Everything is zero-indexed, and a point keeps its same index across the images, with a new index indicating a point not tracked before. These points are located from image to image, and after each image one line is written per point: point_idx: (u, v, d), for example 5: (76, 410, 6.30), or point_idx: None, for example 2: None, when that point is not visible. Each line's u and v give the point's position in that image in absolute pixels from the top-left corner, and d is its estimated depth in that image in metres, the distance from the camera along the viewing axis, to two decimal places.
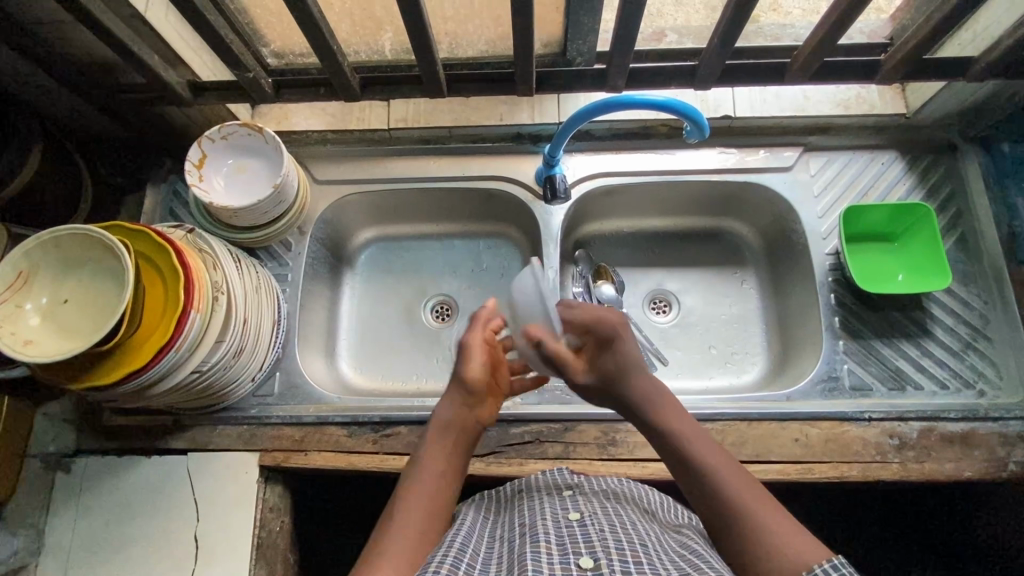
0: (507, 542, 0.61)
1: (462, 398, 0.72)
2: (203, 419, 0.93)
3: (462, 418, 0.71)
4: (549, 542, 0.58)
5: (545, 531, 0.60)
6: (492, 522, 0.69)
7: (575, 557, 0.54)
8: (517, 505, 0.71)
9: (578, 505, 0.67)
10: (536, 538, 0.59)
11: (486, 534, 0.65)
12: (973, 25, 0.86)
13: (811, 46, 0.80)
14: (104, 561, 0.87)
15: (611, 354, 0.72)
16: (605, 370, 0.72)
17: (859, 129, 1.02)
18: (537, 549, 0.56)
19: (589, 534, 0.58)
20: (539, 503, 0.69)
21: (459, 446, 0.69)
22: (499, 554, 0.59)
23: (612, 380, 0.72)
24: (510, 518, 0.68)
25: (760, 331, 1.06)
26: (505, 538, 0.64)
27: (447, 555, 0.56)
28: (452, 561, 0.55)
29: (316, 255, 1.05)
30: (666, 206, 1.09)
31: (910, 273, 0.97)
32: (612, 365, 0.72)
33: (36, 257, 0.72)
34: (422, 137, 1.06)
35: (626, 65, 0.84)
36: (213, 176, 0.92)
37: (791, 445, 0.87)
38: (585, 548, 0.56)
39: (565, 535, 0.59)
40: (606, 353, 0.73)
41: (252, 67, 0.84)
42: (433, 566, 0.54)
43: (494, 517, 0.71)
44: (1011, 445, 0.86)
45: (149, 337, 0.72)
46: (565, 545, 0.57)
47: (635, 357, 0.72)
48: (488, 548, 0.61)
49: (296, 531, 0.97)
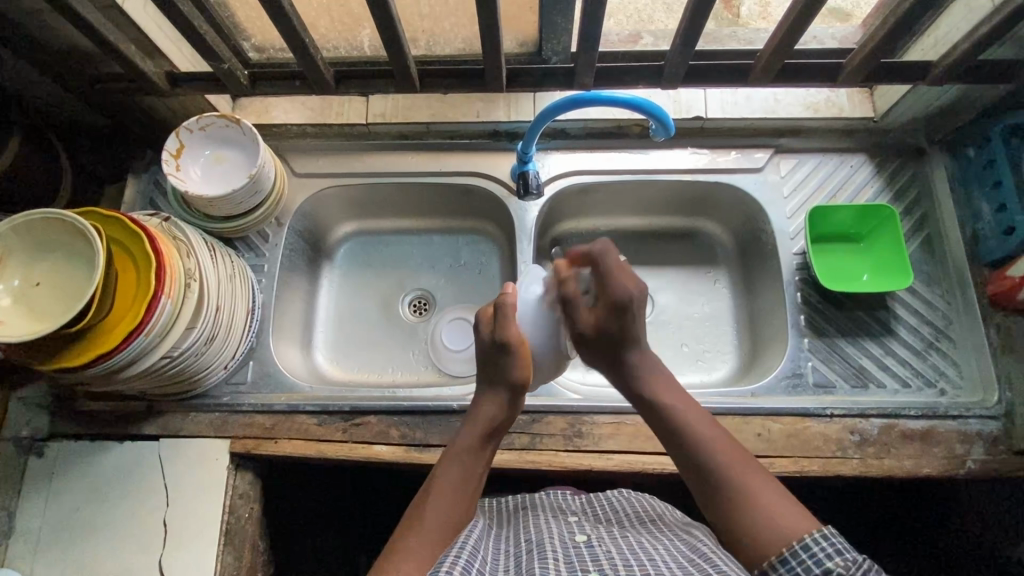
0: (513, 555, 0.63)
1: (501, 398, 0.75)
2: (176, 405, 0.95)
3: (497, 419, 0.74)
4: (557, 558, 0.60)
5: (553, 548, 0.62)
6: (494, 532, 0.71)
7: (584, 573, 0.56)
8: (520, 519, 0.74)
9: (584, 528, 0.69)
10: (546, 554, 0.61)
11: (492, 542, 0.67)
12: (933, 31, 0.88)
13: (772, 49, 0.82)
14: (74, 544, 0.88)
15: (623, 323, 0.73)
16: (608, 333, 0.73)
17: (829, 132, 1.04)
18: (546, 564, 0.58)
19: (597, 555, 0.61)
20: (545, 522, 0.71)
21: (488, 452, 0.73)
22: (506, 565, 0.61)
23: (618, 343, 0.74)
24: (514, 532, 0.70)
25: (731, 329, 1.07)
26: (510, 549, 0.66)
27: (459, 556, 0.58)
28: (463, 563, 0.57)
29: (294, 247, 1.06)
30: (641, 205, 1.10)
31: (874, 273, 0.99)
32: (625, 330, 0.73)
33: (11, 241, 0.74)
34: (401, 133, 1.08)
35: (594, 64, 0.86)
36: (190, 165, 0.94)
37: (753, 439, 0.88)
38: (593, 567, 0.58)
39: (572, 554, 0.61)
40: (621, 319, 0.73)
41: (228, 59, 0.86)
42: (444, 568, 0.56)
43: (497, 529, 0.73)
44: (969, 442, 0.87)
45: (119, 322, 0.73)
46: (573, 563, 0.59)
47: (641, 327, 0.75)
48: (494, 555, 0.64)
49: (268, 518, 0.98)
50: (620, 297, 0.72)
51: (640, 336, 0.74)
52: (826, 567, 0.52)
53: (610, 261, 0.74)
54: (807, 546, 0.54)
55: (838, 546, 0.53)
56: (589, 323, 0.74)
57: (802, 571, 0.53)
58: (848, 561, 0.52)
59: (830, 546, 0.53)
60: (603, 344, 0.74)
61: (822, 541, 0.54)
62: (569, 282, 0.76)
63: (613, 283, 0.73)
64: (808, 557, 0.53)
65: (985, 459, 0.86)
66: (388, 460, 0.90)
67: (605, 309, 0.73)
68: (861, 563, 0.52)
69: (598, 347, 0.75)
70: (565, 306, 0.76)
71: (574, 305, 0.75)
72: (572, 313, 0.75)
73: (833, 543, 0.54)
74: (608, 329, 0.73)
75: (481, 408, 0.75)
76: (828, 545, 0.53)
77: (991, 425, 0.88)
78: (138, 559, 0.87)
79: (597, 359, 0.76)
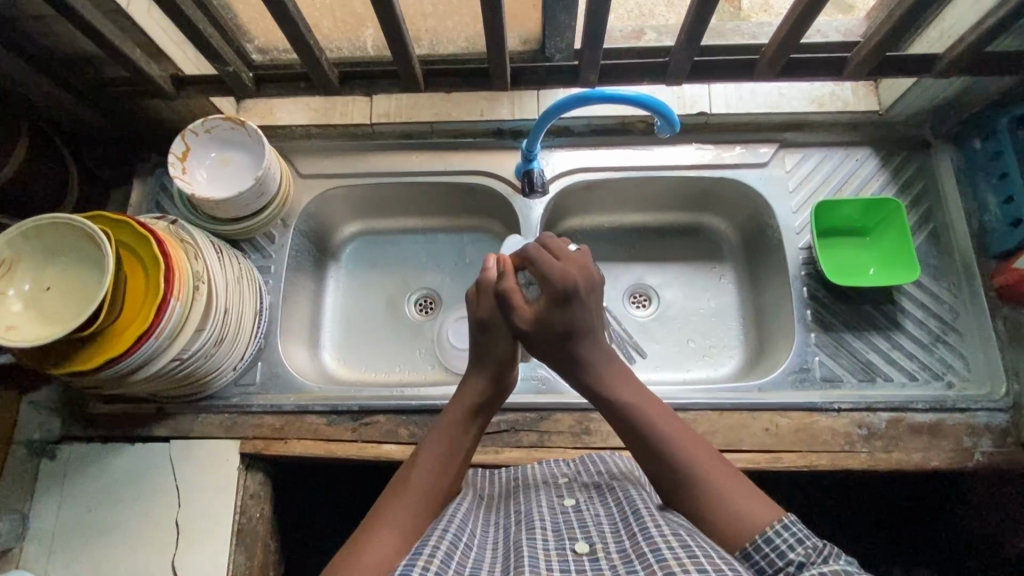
0: (503, 528, 0.63)
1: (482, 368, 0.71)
2: (186, 406, 0.95)
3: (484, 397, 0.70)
4: (544, 527, 0.60)
5: (541, 517, 0.62)
6: (485, 505, 0.71)
7: (571, 542, 0.57)
8: (513, 492, 0.73)
9: (574, 492, 0.70)
10: (533, 523, 0.61)
11: (482, 516, 0.67)
12: (939, 23, 0.88)
13: (777, 42, 0.82)
14: (88, 545, 0.89)
15: (566, 316, 0.67)
16: (553, 328, 0.67)
17: (834, 125, 1.04)
18: (533, 535, 0.58)
19: (583, 520, 0.62)
20: (535, 491, 0.71)
21: (476, 428, 0.69)
22: (495, 539, 0.61)
23: (568, 341, 0.67)
24: (506, 505, 0.70)
25: (737, 325, 1.07)
26: (501, 521, 0.66)
27: (447, 530, 0.58)
28: (451, 536, 0.57)
29: (300, 248, 1.07)
30: (646, 201, 1.10)
31: (881, 266, 0.99)
32: (569, 323, 0.67)
33: (21, 246, 0.74)
34: (405, 132, 1.08)
35: (598, 61, 0.86)
36: (196, 168, 0.94)
37: (761, 434, 0.88)
38: (580, 534, 0.59)
39: (561, 521, 0.61)
40: (564, 313, 0.67)
41: (232, 61, 0.86)
42: (431, 541, 0.55)
43: (489, 500, 0.73)
44: (978, 435, 0.87)
45: (128, 325, 0.74)
46: (561, 531, 0.59)
47: (591, 319, 0.68)
48: (485, 528, 0.64)
49: (278, 518, 0.98)
50: (559, 288, 0.67)
51: (592, 329, 0.68)
52: (790, 559, 0.52)
53: (549, 258, 0.69)
54: (769, 539, 0.54)
55: (800, 535, 0.53)
56: (527, 320, 0.69)
57: (765, 564, 0.53)
58: (809, 549, 0.53)
59: (792, 536, 0.53)
60: (547, 343, 0.68)
61: (784, 532, 0.54)
62: (504, 277, 0.71)
63: (551, 274, 0.68)
64: (771, 550, 0.53)
65: (993, 452, 0.86)
66: (397, 458, 0.91)
67: (546, 303, 0.67)
68: (821, 548, 0.53)
69: (541, 343, 0.68)
70: (500, 304, 0.70)
71: (510, 299, 0.70)
72: (511, 313, 0.69)
73: (793, 532, 0.54)
74: (548, 322, 0.67)
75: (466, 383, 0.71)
76: (790, 536, 0.54)
77: (999, 418, 0.88)
78: (151, 559, 0.88)
79: (546, 353, 0.69)
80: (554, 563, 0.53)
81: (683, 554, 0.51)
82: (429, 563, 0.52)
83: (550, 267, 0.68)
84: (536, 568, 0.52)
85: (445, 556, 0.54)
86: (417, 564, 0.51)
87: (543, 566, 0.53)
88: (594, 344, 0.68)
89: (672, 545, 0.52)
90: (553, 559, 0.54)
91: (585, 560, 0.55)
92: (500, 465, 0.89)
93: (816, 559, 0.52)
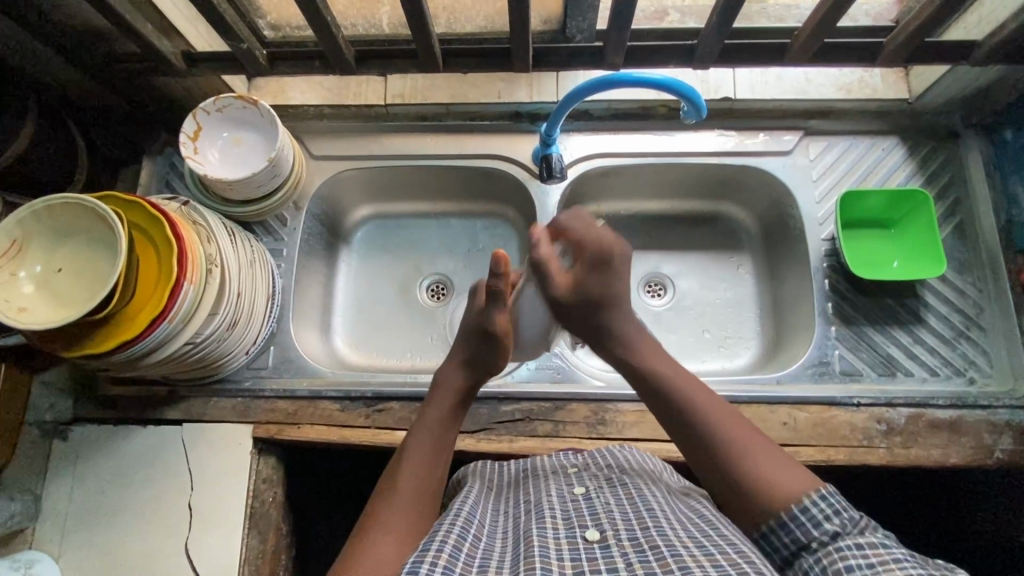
0: (512, 517, 0.62)
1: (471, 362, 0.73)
2: (198, 390, 0.95)
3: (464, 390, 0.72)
4: (554, 516, 0.59)
5: (551, 506, 0.61)
6: (495, 494, 0.70)
7: (582, 530, 0.56)
8: (522, 481, 0.72)
9: (583, 480, 0.69)
10: (543, 513, 0.60)
11: (490, 505, 0.67)
12: (977, 8, 0.85)
13: (811, 26, 0.79)
14: (101, 526, 0.89)
15: (604, 281, 0.72)
16: (590, 292, 0.72)
17: (862, 113, 1.01)
18: (543, 524, 0.58)
19: (595, 507, 0.60)
20: (545, 480, 0.70)
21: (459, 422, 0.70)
22: (504, 528, 0.60)
23: (600, 307, 0.72)
24: (515, 494, 0.69)
25: (755, 316, 1.05)
26: (510, 510, 0.65)
27: (454, 525, 0.57)
28: (458, 531, 0.56)
29: (312, 231, 1.05)
30: (664, 188, 1.08)
31: (906, 259, 0.97)
32: (599, 288, 0.72)
33: (30, 226, 0.73)
34: (420, 114, 1.05)
35: (624, 43, 0.83)
36: (208, 148, 0.92)
37: (779, 428, 0.87)
38: (592, 522, 0.58)
39: (571, 509, 0.60)
40: (600, 277, 0.72)
41: (247, 38, 0.83)
42: (440, 536, 0.54)
43: (498, 490, 0.71)
44: (999, 432, 0.86)
45: (140, 309, 0.73)
46: (571, 519, 0.58)
47: (622, 288, 0.73)
48: (495, 518, 0.63)
49: (289, 502, 0.98)
50: (597, 255, 0.72)
51: (620, 296, 0.73)
52: (825, 530, 0.53)
53: (579, 227, 0.75)
54: (806, 509, 0.55)
55: (837, 506, 0.54)
56: (562, 288, 0.74)
57: (801, 534, 0.54)
58: (846, 521, 0.54)
59: (829, 507, 0.54)
60: (584, 308, 0.73)
61: (821, 502, 0.55)
62: (538, 249, 0.75)
63: (585, 244, 0.74)
64: (807, 520, 0.54)
65: (1014, 450, 0.85)
66: None
67: (582, 270, 0.73)
68: (858, 520, 0.54)
69: (574, 312, 0.74)
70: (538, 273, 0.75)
71: (546, 270, 0.74)
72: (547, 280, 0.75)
73: (830, 503, 0.55)
74: (584, 288, 0.72)
75: (441, 377, 0.73)
76: (826, 506, 0.54)
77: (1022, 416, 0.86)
78: (164, 541, 0.88)
79: (578, 323, 0.74)
80: (564, 553, 0.53)
81: (699, 552, 0.50)
82: (437, 559, 0.51)
83: (582, 236, 0.74)
84: (548, 559, 0.51)
85: (454, 549, 0.53)
86: (425, 559, 0.51)
87: (554, 557, 0.52)
88: (619, 309, 0.73)
89: (687, 546, 0.52)
90: (564, 549, 0.53)
91: (596, 549, 0.53)
92: (514, 454, 0.88)
93: (853, 531, 0.53)
